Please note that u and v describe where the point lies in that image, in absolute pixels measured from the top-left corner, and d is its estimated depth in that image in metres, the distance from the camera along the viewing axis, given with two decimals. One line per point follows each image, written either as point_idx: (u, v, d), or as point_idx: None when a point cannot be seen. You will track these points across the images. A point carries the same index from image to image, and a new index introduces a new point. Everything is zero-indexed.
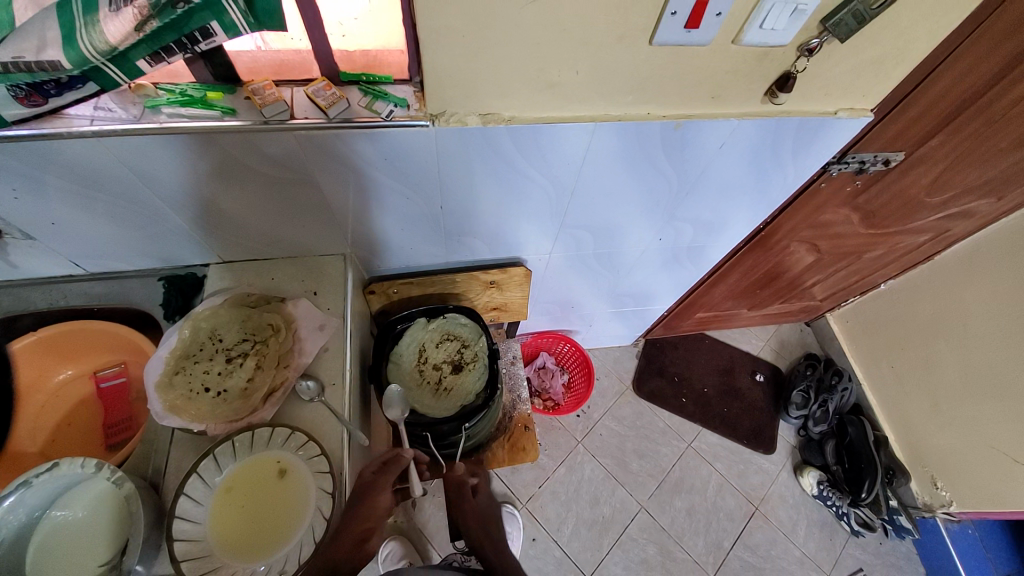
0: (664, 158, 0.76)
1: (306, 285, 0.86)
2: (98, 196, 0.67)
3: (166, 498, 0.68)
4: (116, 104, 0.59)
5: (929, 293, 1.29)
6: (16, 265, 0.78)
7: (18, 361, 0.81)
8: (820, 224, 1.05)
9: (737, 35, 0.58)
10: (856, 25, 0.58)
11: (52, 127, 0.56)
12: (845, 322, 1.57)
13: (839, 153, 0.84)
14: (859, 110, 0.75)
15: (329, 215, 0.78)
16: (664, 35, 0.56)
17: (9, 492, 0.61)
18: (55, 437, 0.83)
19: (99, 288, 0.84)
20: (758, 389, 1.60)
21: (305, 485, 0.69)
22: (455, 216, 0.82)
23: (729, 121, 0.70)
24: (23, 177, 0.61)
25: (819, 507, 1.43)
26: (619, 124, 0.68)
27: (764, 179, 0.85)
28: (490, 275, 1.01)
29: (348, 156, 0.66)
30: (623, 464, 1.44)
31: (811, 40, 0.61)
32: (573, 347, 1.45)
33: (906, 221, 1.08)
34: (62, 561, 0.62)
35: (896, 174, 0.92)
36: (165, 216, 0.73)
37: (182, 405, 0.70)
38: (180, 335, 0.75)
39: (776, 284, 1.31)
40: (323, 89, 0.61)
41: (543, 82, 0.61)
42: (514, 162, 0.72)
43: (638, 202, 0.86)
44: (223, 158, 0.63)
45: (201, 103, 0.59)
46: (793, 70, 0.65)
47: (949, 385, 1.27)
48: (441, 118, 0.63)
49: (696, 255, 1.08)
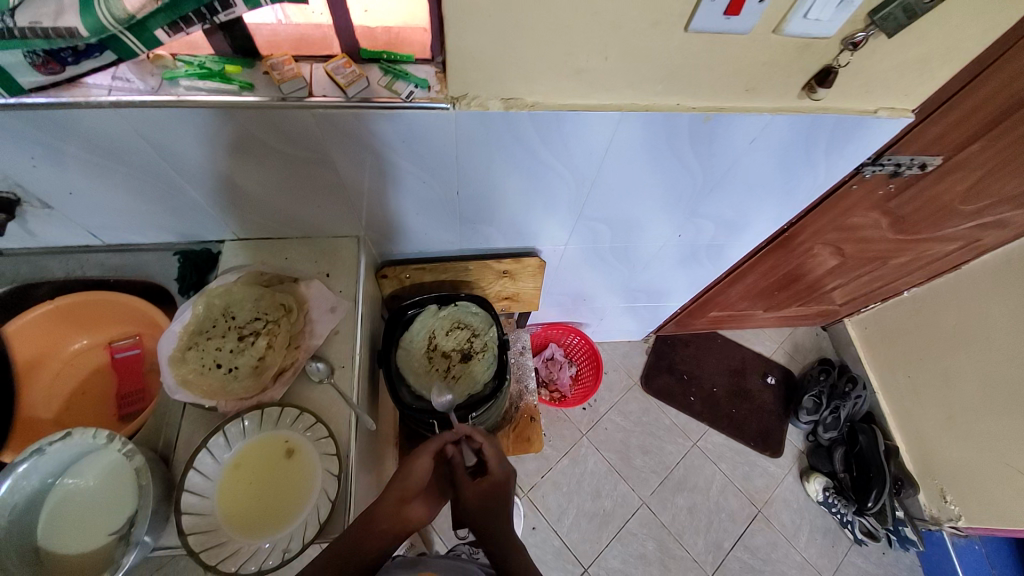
0: (691, 152, 0.73)
1: (320, 267, 0.85)
2: (115, 168, 0.66)
3: (175, 471, 0.68)
4: (134, 75, 0.58)
5: (954, 304, 1.25)
6: (35, 233, 0.79)
7: (34, 329, 0.82)
8: (847, 227, 1.02)
9: (779, 24, 0.55)
10: (905, 21, 0.55)
11: (71, 96, 0.55)
12: (863, 328, 1.53)
13: (874, 155, 0.81)
14: (900, 110, 0.71)
15: (344, 196, 0.76)
16: (701, 22, 0.53)
17: (23, 459, 0.61)
18: (69, 405, 0.84)
19: (116, 260, 0.85)
20: (769, 392, 1.58)
21: (312, 466, 0.69)
22: (471, 202, 0.80)
23: (762, 116, 0.67)
24: (41, 146, 0.61)
25: (823, 512, 1.41)
26: (647, 115, 0.65)
27: (793, 179, 0.82)
28: (503, 264, 1.00)
29: (365, 137, 0.64)
30: (627, 459, 1.43)
31: (857, 33, 0.58)
32: (582, 339, 1.44)
33: (937, 228, 1.04)
34: (74, 527, 0.64)
35: (933, 178, 0.88)
36: (181, 190, 0.72)
37: (194, 380, 0.70)
38: (193, 310, 0.75)
39: (796, 286, 1.28)
40: (342, 66, 0.58)
41: (570, 68, 0.59)
42: (535, 150, 0.70)
43: (659, 197, 0.83)
44: (240, 134, 0.62)
45: (220, 77, 0.57)
46: (835, 65, 0.61)
47: (968, 399, 1.24)
48: (462, 101, 0.61)
49: (715, 254, 1.06)
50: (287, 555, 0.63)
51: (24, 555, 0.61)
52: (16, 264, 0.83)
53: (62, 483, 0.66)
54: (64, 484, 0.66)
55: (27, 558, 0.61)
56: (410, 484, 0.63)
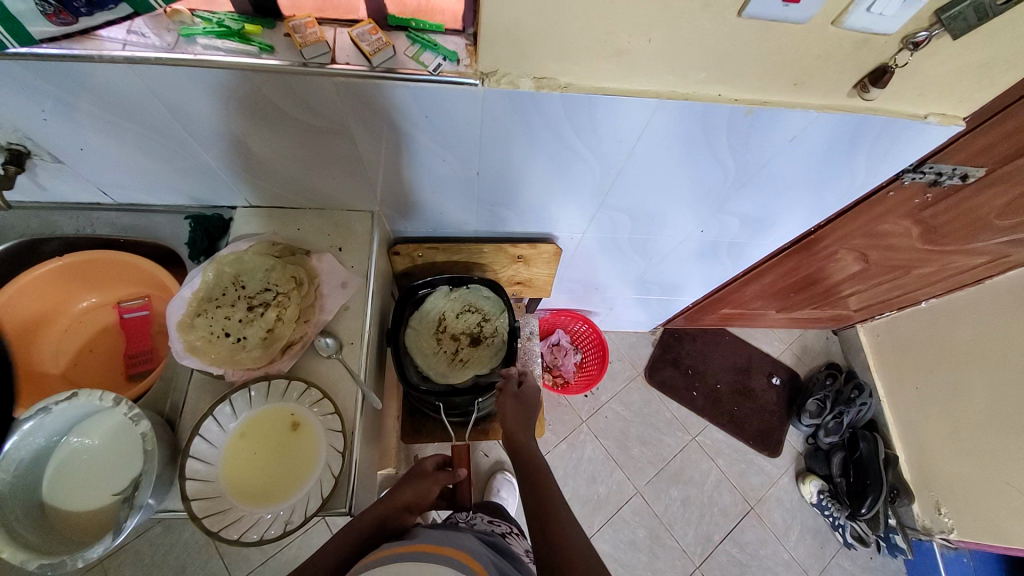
0: (727, 146, 0.70)
1: (332, 240, 0.83)
2: (127, 126, 0.64)
3: (182, 437, 0.69)
4: (149, 29, 0.55)
5: (971, 318, 1.22)
6: (44, 187, 0.77)
7: (44, 285, 0.81)
8: (876, 234, 0.98)
9: (839, 16, 0.51)
10: (975, 21, 0.51)
11: (84, 48, 0.52)
12: (875, 336, 1.51)
13: (917, 161, 0.77)
14: (950, 117, 0.67)
15: (360, 169, 0.74)
16: (757, 8, 0.49)
17: (29, 416, 0.62)
18: (77, 360, 0.84)
19: (127, 220, 0.83)
20: (773, 392, 1.57)
21: (316, 441, 0.69)
22: (491, 183, 0.78)
23: (807, 112, 0.64)
24: (52, 99, 0.58)
25: (815, 514, 1.42)
26: (684, 104, 0.62)
27: (827, 181, 0.79)
28: (518, 249, 0.98)
29: (387, 110, 0.61)
30: (625, 448, 1.44)
31: (920, 32, 0.53)
32: (590, 327, 1.43)
33: (967, 241, 1.00)
34: (79, 485, 0.65)
35: (972, 191, 0.84)
36: (193, 152, 0.70)
37: (202, 347, 0.70)
38: (204, 277, 0.74)
39: (813, 289, 1.25)
40: (368, 33, 0.56)
41: (611, 49, 0.55)
42: (563, 134, 0.66)
43: (687, 191, 0.80)
44: (258, 99, 0.59)
45: (239, 37, 0.55)
46: (892, 64, 0.57)
47: (974, 415, 1.22)
48: (492, 78, 0.58)
49: (735, 251, 1.03)
50: (289, 527, 0.63)
51: (30, 510, 0.61)
52: (26, 218, 0.81)
53: (68, 441, 0.66)
54: (70, 442, 0.66)
55: (32, 515, 0.61)
56: (420, 492, 0.76)
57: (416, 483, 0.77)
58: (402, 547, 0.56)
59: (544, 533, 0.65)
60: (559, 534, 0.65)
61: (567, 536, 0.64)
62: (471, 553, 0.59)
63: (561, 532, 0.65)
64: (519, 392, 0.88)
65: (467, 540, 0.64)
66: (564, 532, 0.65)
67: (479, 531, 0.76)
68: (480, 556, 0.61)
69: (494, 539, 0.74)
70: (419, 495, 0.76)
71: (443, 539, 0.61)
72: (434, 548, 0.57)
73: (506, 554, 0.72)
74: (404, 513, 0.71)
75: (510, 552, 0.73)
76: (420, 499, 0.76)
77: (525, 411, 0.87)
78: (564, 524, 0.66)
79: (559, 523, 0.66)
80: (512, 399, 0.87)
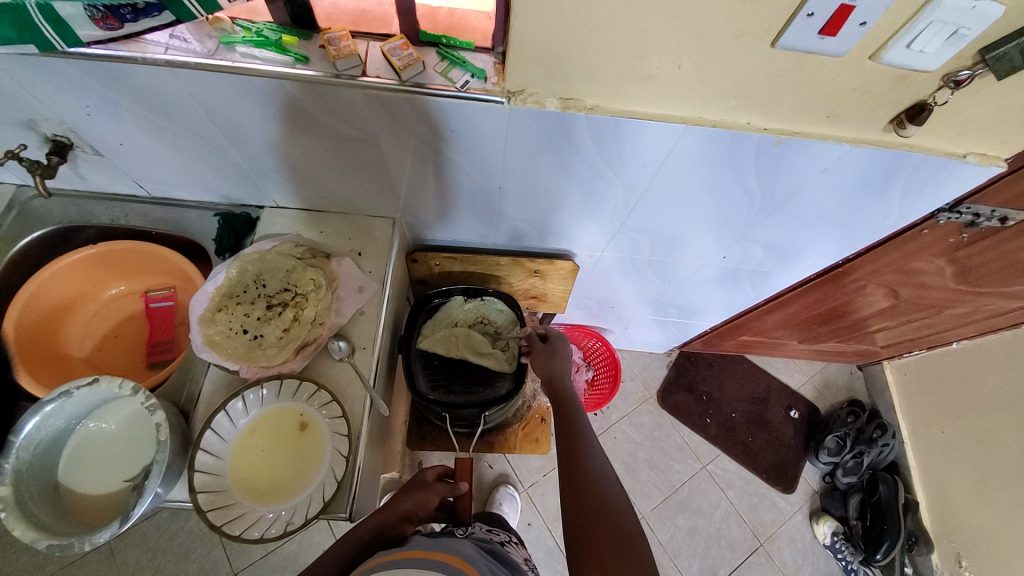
0: (754, 172, 0.68)
1: (352, 245, 0.85)
2: (167, 126, 0.67)
3: (194, 429, 0.70)
4: (192, 35, 0.57)
5: (1002, 364, 1.16)
6: (84, 176, 0.81)
7: (78, 271, 0.85)
8: (907, 271, 0.95)
9: (876, 51, 0.50)
10: (1020, 63, 0.49)
11: (129, 50, 0.55)
12: (902, 373, 1.45)
13: (952, 201, 0.74)
14: (991, 158, 0.64)
15: (385, 176, 0.75)
16: (792, 39, 0.49)
17: (51, 400, 0.64)
18: (102, 346, 0.88)
19: (160, 213, 0.86)
20: (790, 426, 1.52)
21: (323, 443, 0.70)
22: (512, 198, 0.78)
23: (839, 146, 0.62)
24: (98, 96, 0.61)
25: (828, 556, 1.36)
26: (712, 131, 0.61)
27: (858, 214, 0.76)
28: (535, 263, 0.97)
29: (415, 122, 0.62)
30: (632, 471, 1.41)
31: (962, 70, 0.52)
32: (603, 345, 1.37)
33: (1005, 285, 0.95)
34: (93, 468, 0.67)
35: (1014, 233, 0.80)
36: (225, 152, 0.72)
37: (220, 342, 0.71)
38: (227, 274, 0.75)
39: (838, 322, 1.21)
40: (399, 48, 0.57)
41: (640, 74, 0.55)
42: (587, 155, 0.67)
43: (710, 216, 0.79)
44: (290, 107, 0.61)
45: (275, 47, 0.56)
46: (931, 102, 0.56)
47: (1005, 467, 1.14)
48: (518, 97, 0.58)
49: (758, 279, 1.00)
50: (289, 527, 0.64)
51: (44, 490, 0.63)
52: (66, 206, 0.85)
53: (85, 426, 0.68)
54: (86, 427, 0.68)
55: (46, 495, 0.63)
56: (420, 503, 0.74)
57: (417, 491, 0.75)
58: (392, 555, 0.56)
59: (569, 531, 0.61)
60: (576, 537, 0.60)
61: (603, 515, 0.60)
62: (465, 559, 0.59)
63: (595, 515, 0.60)
64: (546, 346, 0.88)
65: (469, 549, 0.63)
66: (590, 519, 0.60)
67: (477, 539, 0.76)
68: (475, 561, 0.60)
69: (492, 546, 0.74)
70: (420, 505, 0.74)
71: (438, 546, 0.60)
72: (425, 553, 0.57)
73: (504, 561, 0.72)
74: (405, 522, 0.70)
75: (507, 560, 0.72)
76: (421, 509, 0.74)
77: (561, 361, 0.85)
78: (582, 517, 0.61)
79: (585, 510, 0.61)
80: (540, 351, 0.87)
